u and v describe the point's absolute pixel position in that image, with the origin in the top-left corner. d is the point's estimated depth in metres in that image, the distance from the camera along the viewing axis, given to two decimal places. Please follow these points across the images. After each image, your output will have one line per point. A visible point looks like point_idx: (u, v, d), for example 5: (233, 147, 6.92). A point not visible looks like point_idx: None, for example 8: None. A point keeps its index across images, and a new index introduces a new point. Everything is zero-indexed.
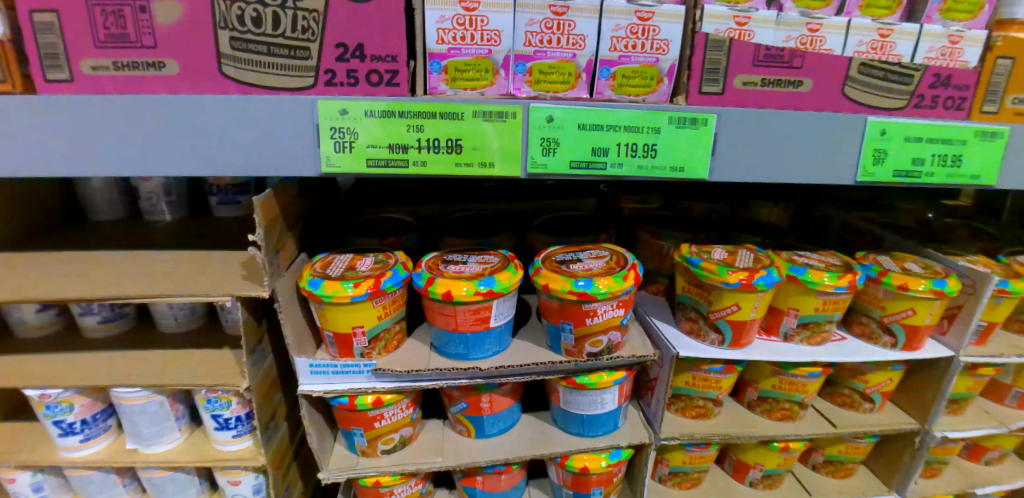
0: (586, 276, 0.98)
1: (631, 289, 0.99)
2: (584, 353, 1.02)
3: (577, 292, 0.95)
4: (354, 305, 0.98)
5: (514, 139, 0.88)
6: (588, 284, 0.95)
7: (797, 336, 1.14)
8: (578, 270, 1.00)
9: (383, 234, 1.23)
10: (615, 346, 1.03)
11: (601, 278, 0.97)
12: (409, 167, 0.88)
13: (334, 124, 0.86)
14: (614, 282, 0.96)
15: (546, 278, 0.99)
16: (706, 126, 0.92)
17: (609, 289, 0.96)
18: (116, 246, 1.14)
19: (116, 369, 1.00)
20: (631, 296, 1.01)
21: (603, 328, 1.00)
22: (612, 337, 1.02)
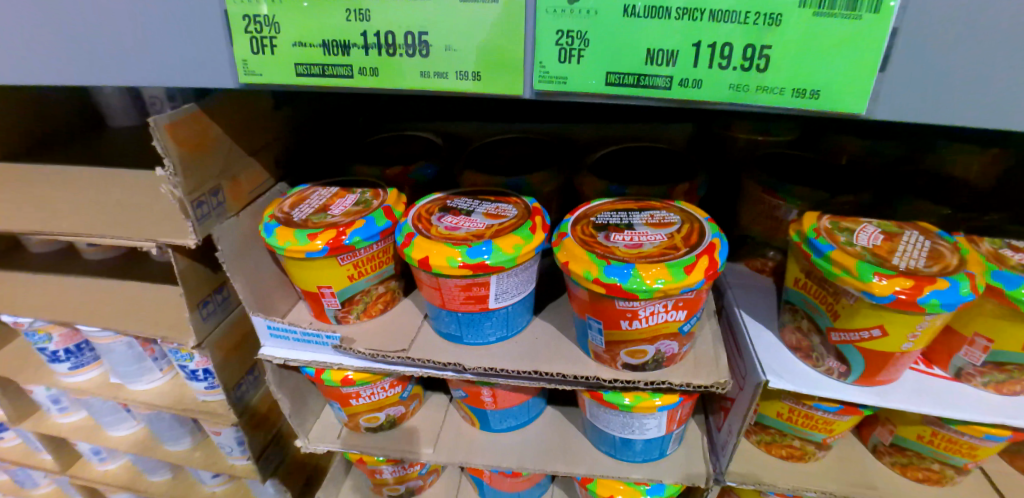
0: (626, 260, 0.62)
1: (700, 286, 0.62)
2: (619, 363, 0.71)
3: (606, 285, 0.61)
4: (311, 262, 0.75)
5: (511, 35, 0.53)
6: (624, 274, 0.61)
7: (980, 377, 0.70)
8: (619, 246, 0.65)
9: (386, 161, 0.91)
10: (667, 360, 0.71)
11: (647, 266, 0.61)
12: (354, 78, 0.59)
13: (244, 11, 0.58)
14: (668, 276, 0.60)
15: (566, 255, 0.66)
16: (884, 13, 0.45)
17: (657, 288, 0.60)
18: (103, 161, 1.02)
19: (89, 304, 0.92)
20: (698, 293, 0.64)
21: (648, 335, 0.66)
22: (664, 349, 0.69)
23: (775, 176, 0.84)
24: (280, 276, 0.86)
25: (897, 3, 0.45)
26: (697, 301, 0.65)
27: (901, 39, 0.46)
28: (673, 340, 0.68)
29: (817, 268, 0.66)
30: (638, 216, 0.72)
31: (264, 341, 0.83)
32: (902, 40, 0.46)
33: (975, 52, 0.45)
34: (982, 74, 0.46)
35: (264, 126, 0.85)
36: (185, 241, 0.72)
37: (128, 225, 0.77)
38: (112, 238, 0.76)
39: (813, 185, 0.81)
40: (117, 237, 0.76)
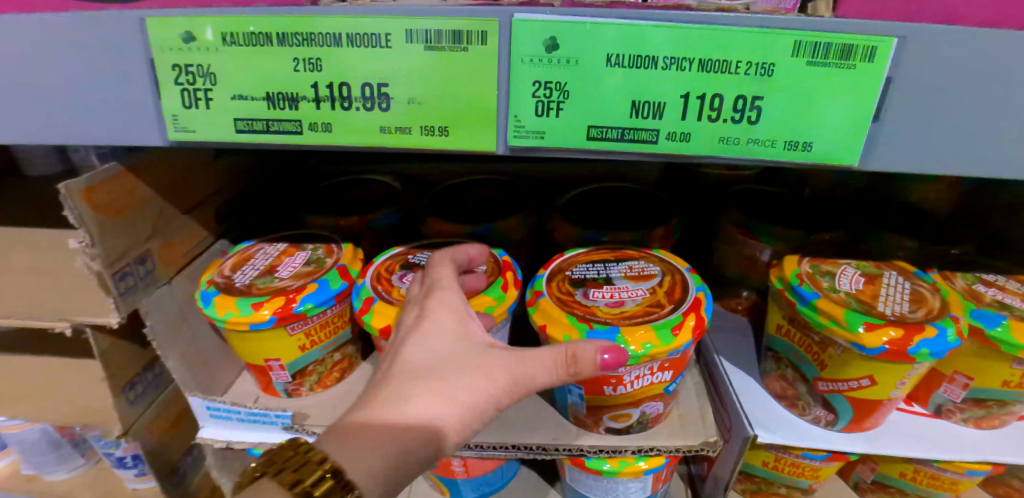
0: (609, 323, 0.58)
1: (687, 347, 0.58)
2: (602, 428, 0.66)
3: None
4: (257, 333, 0.67)
5: (482, 86, 0.48)
6: (609, 339, 0.56)
7: (959, 414, 0.70)
8: (600, 306, 0.61)
9: (341, 210, 0.84)
10: (651, 420, 0.66)
11: (632, 329, 0.57)
12: (305, 134, 0.53)
13: (177, 59, 0.51)
14: (655, 339, 0.56)
15: (543, 317, 0.61)
16: (879, 62, 0.44)
17: (644, 353, 0.56)
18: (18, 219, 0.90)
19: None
20: (684, 353, 0.61)
21: (633, 401, 0.62)
22: (649, 410, 0.65)
23: (747, 215, 0.83)
24: (223, 347, 0.77)
25: (892, 50, 0.43)
26: (683, 361, 0.62)
27: (894, 89, 0.44)
28: (658, 401, 0.64)
29: (800, 316, 0.64)
30: (616, 267, 0.69)
31: (202, 422, 0.74)
32: (896, 87, 0.45)
33: (960, 100, 0.44)
34: (965, 124, 0.45)
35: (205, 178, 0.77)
36: (106, 321, 0.63)
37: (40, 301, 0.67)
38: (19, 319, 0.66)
39: (786, 224, 0.80)
40: (28, 319, 0.66)
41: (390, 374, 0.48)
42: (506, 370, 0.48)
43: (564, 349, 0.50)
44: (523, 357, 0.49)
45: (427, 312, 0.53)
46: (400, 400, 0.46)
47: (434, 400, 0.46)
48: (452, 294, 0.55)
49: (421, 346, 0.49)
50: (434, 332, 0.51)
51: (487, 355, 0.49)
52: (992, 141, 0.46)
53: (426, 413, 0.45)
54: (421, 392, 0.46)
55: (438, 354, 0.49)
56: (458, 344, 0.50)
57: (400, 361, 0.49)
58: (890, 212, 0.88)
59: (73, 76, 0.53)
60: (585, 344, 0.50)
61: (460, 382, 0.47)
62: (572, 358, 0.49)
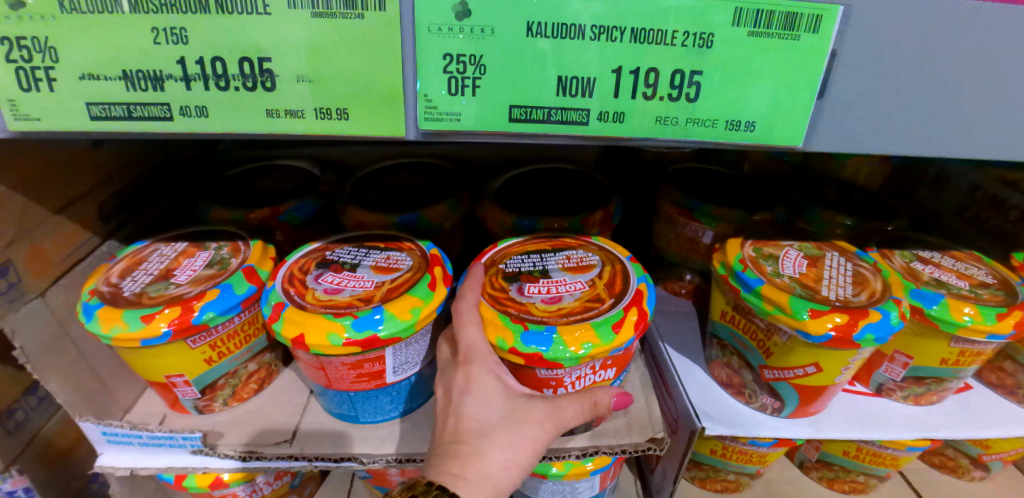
0: (544, 322, 0.54)
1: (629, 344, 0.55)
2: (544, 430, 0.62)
3: (525, 356, 0.52)
4: (152, 349, 0.58)
5: (383, 61, 0.41)
6: (545, 341, 0.52)
7: (899, 392, 0.70)
8: (535, 303, 0.56)
9: (249, 203, 0.75)
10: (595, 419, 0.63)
11: (570, 328, 0.53)
12: (176, 120, 0.44)
13: (3, 29, 0.41)
14: (594, 339, 0.52)
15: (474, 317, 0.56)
16: (824, 32, 0.40)
17: (583, 354, 0.52)
18: None
19: None
20: (626, 349, 0.57)
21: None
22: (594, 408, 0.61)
23: (689, 195, 0.79)
24: (118, 363, 0.67)
25: (839, 19, 0.39)
26: (626, 356, 0.58)
27: (840, 63, 0.41)
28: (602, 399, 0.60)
29: (745, 303, 0.61)
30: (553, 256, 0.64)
31: (100, 449, 0.64)
32: (841, 60, 0.41)
33: (906, 75, 0.41)
34: (909, 100, 0.42)
35: (78, 172, 0.66)
36: None
37: None
38: None
39: (728, 204, 0.77)
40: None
41: (452, 440, 0.49)
42: (549, 421, 0.52)
43: (589, 397, 0.54)
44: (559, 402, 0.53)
45: (465, 370, 0.52)
46: (473, 457, 0.48)
47: (505, 454, 0.49)
48: (485, 351, 0.53)
49: (475, 408, 0.50)
50: (482, 388, 0.52)
51: (531, 407, 0.52)
52: (932, 119, 0.43)
53: (500, 467, 0.48)
54: (493, 449, 0.48)
55: (494, 411, 0.51)
56: (505, 399, 0.52)
57: (457, 425, 0.50)
58: (827, 188, 0.87)
59: None
60: (601, 390, 0.54)
61: (520, 435, 0.50)
62: (598, 397, 0.54)
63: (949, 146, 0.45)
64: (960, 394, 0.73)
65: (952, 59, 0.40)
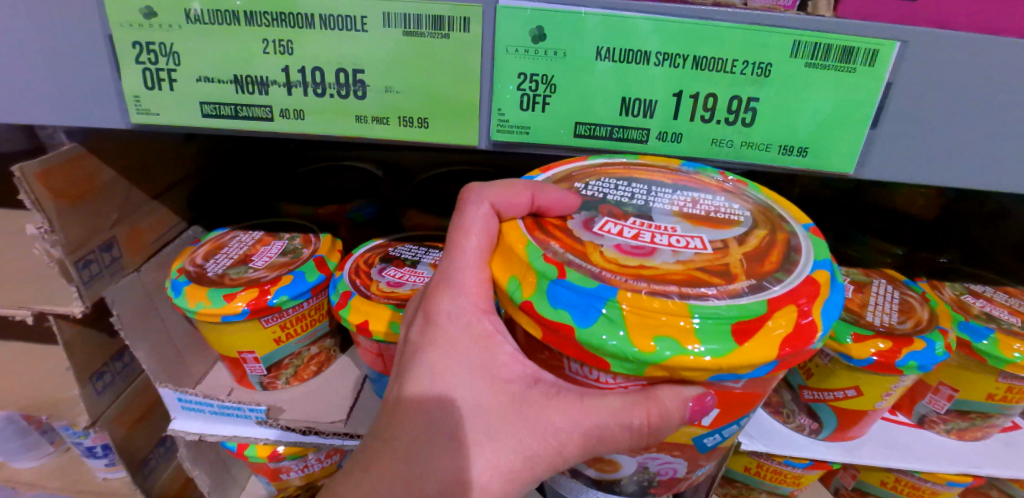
0: (597, 279, 0.37)
1: (749, 375, 0.36)
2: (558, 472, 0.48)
3: (548, 324, 0.37)
4: (229, 326, 0.64)
5: (461, 77, 0.45)
6: (582, 313, 0.36)
7: (942, 425, 0.69)
8: (604, 248, 0.41)
9: (317, 199, 0.81)
10: (664, 485, 0.46)
11: (641, 301, 0.36)
12: (274, 121, 0.50)
13: (136, 36, 0.47)
14: (685, 339, 0.34)
15: (500, 243, 0.43)
16: (879, 66, 0.42)
17: (643, 364, 0.35)
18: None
19: None
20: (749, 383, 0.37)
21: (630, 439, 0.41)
22: (660, 472, 0.44)
23: None
24: (194, 337, 0.74)
25: (894, 54, 0.41)
26: (756, 397, 0.39)
27: (892, 96, 0.43)
28: (666, 452, 0.42)
29: None
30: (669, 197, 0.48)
31: (174, 414, 0.71)
32: (894, 92, 0.43)
33: (963, 109, 0.43)
34: (964, 134, 0.44)
35: (171, 163, 0.74)
36: (69, 310, 0.61)
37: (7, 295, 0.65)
38: None
39: None
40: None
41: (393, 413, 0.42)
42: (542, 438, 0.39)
43: (644, 406, 0.35)
44: (581, 400, 0.38)
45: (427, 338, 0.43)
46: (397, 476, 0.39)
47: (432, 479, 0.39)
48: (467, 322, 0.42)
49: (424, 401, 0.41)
50: (452, 365, 0.41)
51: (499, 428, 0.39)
52: (979, 154, 0.44)
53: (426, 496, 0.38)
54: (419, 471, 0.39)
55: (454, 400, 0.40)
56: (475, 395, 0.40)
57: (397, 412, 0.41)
58: (873, 218, 0.88)
59: (25, 60, 0.48)
60: (668, 391, 0.36)
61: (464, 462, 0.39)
62: (663, 402, 0.35)
63: (1000, 180, 0.46)
64: (1006, 433, 0.72)
65: (999, 98, 0.42)
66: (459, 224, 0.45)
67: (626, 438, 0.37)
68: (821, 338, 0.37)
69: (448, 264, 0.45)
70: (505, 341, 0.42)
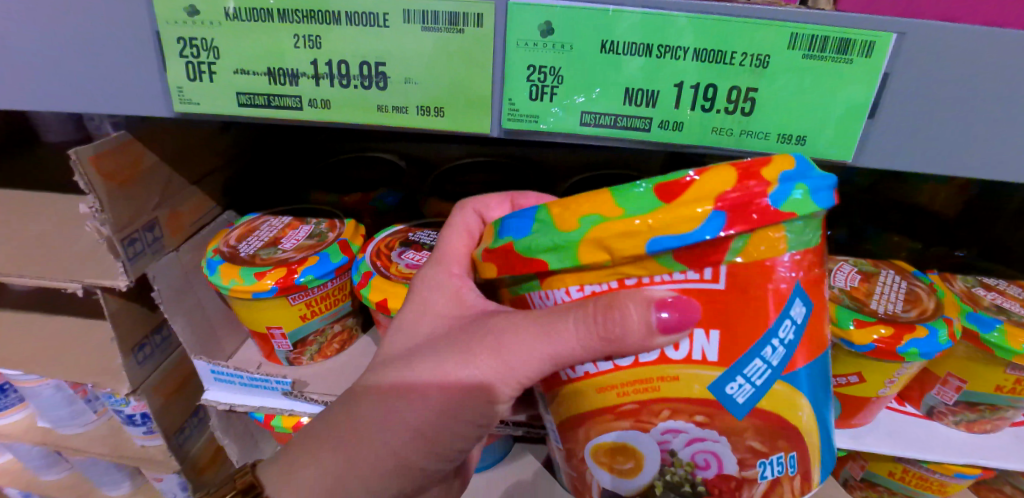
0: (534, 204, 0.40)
1: (704, 234, 0.32)
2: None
3: (495, 251, 0.39)
4: (259, 303, 0.69)
5: (476, 69, 0.48)
6: (519, 226, 0.38)
7: (950, 416, 0.69)
8: None
9: (344, 187, 0.86)
10: (713, 485, 0.40)
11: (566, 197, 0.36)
12: (303, 110, 0.54)
13: (180, 31, 0.51)
14: (606, 209, 0.34)
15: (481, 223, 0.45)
16: (877, 57, 0.43)
17: (578, 244, 0.35)
18: (51, 191, 0.95)
19: (40, 354, 0.86)
20: (725, 269, 0.34)
21: (633, 400, 0.38)
22: (697, 465, 0.39)
23: None
24: (225, 315, 0.80)
25: (891, 46, 0.42)
26: (752, 293, 0.34)
27: (890, 87, 0.44)
28: (690, 425, 0.37)
29: None
30: None
31: (208, 385, 0.76)
32: (891, 83, 0.44)
33: (958, 101, 0.44)
34: (960, 124, 0.45)
35: (208, 151, 0.79)
36: (115, 284, 0.67)
37: (60, 271, 0.71)
38: (33, 282, 0.70)
39: None
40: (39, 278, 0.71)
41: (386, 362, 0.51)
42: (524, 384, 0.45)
43: (602, 309, 0.35)
44: (540, 323, 0.40)
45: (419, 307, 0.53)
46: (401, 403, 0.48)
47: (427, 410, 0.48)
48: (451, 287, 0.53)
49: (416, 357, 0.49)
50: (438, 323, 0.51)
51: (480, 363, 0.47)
52: (978, 143, 0.45)
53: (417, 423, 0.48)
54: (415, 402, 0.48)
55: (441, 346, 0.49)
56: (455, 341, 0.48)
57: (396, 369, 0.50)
58: (893, 212, 0.88)
59: (82, 54, 0.54)
60: (630, 298, 0.35)
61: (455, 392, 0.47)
62: (624, 306, 0.35)
63: (1001, 169, 0.46)
64: (1016, 427, 0.72)
65: (997, 87, 0.43)
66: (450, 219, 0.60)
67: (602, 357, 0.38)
68: (798, 187, 0.33)
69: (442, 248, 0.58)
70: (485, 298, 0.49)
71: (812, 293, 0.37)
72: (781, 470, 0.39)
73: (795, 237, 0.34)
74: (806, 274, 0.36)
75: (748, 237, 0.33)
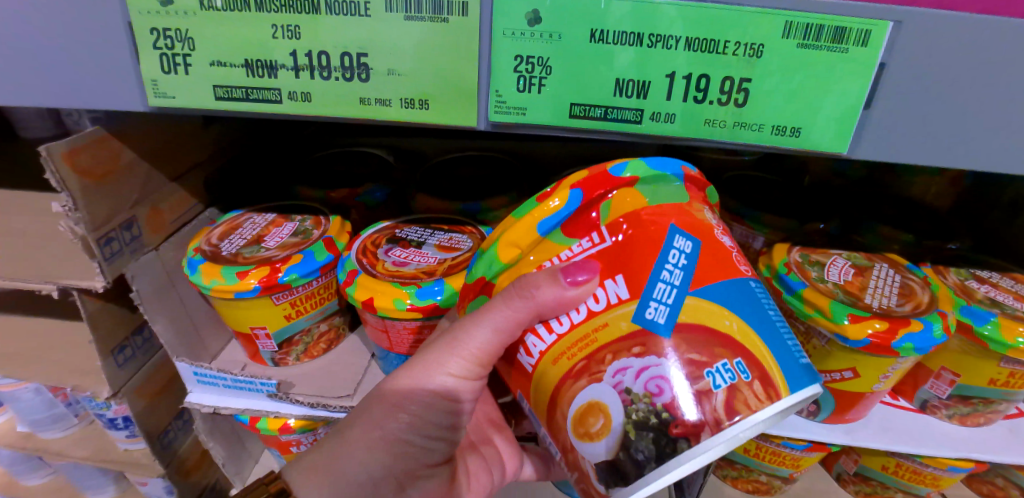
0: None
1: (569, 204, 0.42)
2: (599, 482, 0.41)
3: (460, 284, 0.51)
4: (242, 302, 0.67)
5: (462, 60, 0.47)
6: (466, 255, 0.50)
7: (944, 410, 0.69)
8: None
9: (331, 183, 0.84)
10: (681, 417, 0.37)
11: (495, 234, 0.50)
12: (284, 104, 0.52)
13: (150, 21, 0.49)
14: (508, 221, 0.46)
15: None
16: (873, 46, 0.42)
17: (494, 250, 0.46)
18: (26, 190, 0.92)
19: (18, 357, 0.84)
20: (605, 229, 0.42)
21: (580, 357, 0.41)
22: (653, 393, 0.38)
23: (738, 200, 0.81)
24: (210, 315, 0.78)
25: (887, 34, 0.41)
26: (630, 238, 0.41)
27: (886, 77, 0.43)
28: (625, 356, 0.39)
29: (786, 304, 0.63)
30: None
31: (191, 387, 0.74)
32: (887, 73, 0.43)
33: (954, 88, 0.43)
34: (957, 114, 0.44)
35: (189, 147, 0.77)
36: (91, 284, 0.65)
37: (35, 271, 0.69)
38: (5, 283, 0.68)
39: (780, 212, 0.78)
40: (12, 279, 0.68)
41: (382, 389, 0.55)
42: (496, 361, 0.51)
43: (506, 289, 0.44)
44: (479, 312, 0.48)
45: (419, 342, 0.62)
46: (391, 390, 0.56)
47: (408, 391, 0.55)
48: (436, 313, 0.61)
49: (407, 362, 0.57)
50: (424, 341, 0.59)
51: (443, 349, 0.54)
52: (974, 134, 0.44)
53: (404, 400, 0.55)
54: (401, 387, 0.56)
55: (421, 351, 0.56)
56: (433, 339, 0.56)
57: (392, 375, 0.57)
58: (887, 205, 0.87)
59: (49, 47, 0.51)
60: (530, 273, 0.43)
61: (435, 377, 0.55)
62: (526, 281, 0.42)
63: (997, 161, 0.46)
64: (1010, 420, 0.72)
65: (993, 77, 0.42)
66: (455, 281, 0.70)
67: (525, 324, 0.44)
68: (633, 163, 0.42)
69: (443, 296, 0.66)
70: None
71: (693, 229, 0.41)
72: (733, 377, 0.37)
73: (652, 195, 0.42)
74: (677, 214, 0.42)
75: (609, 203, 0.42)
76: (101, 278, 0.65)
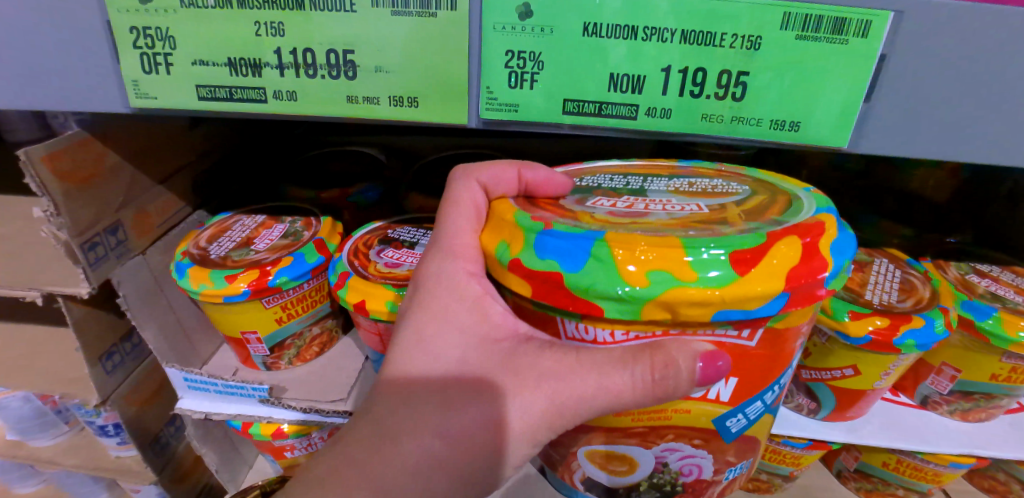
0: (583, 229, 0.38)
1: (768, 314, 0.35)
2: (580, 483, 0.49)
3: (536, 276, 0.38)
4: (232, 306, 0.65)
5: (451, 56, 0.45)
6: (578, 262, 0.36)
7: (945, 406, 0.68)
8: (595, 213, 0.42)
9: (321, 183, 0.82)
10: (688, 489, 0.46)
11: (625, 240, 0.36)
12: (269, 103, 0.51)
13: (129, 19, 0.47)
14: (677, 270, 0.35)
15: (490, 217, 0.45)
16: (873, 36, 0.41)
17: (644, 308, 0.35)
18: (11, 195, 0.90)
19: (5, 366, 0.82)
20: (762, 332, 0.38)
21: (645, 425, 0.42)
22: (681, 472, 0.44)
23: None
24: (200, 319, 0.77)
25: (888, 25, 0.40)
26: (770, 355, 0.39)
27: (887, 69, 0.42)
28: (687, 443, 0.43)
29: None
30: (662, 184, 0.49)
31: (182, 393, 0.73)
32: (888, 66, 0.42)
33: (956, 79, 0.42)
34: (957, 107, 0.43)
35: (176, 149, 0.75)
36: (76, 291, 0.63)
37: (19, 278, 0.67)
38: None
39: None
40: None
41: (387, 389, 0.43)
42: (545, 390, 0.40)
43: (650, 354, 0.36)
44: (580, 355, 0.39)
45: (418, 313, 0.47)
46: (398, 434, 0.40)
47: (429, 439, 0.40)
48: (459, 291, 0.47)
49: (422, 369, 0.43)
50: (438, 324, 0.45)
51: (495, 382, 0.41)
52: (975, 126, 0.43)
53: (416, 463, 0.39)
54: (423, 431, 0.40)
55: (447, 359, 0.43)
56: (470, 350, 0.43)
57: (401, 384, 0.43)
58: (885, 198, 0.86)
59: (25, 48, 0.50)
60: (680, 349, 0.35)
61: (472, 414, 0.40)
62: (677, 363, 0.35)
63: (1000, 153, 0.45)
64: (1012, 415, 0.71)
65: (994, 68, 0.41)
66: (449, 199, 0.53)
67: (634, 398, 0.38)
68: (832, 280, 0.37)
69: (442, 230, 0.51)
70: (495, 299, 0.46)
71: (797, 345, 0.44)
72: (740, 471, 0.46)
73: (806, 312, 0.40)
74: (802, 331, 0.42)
75: (783, 316, 0.37)
76: (86, 283, 0.63)
